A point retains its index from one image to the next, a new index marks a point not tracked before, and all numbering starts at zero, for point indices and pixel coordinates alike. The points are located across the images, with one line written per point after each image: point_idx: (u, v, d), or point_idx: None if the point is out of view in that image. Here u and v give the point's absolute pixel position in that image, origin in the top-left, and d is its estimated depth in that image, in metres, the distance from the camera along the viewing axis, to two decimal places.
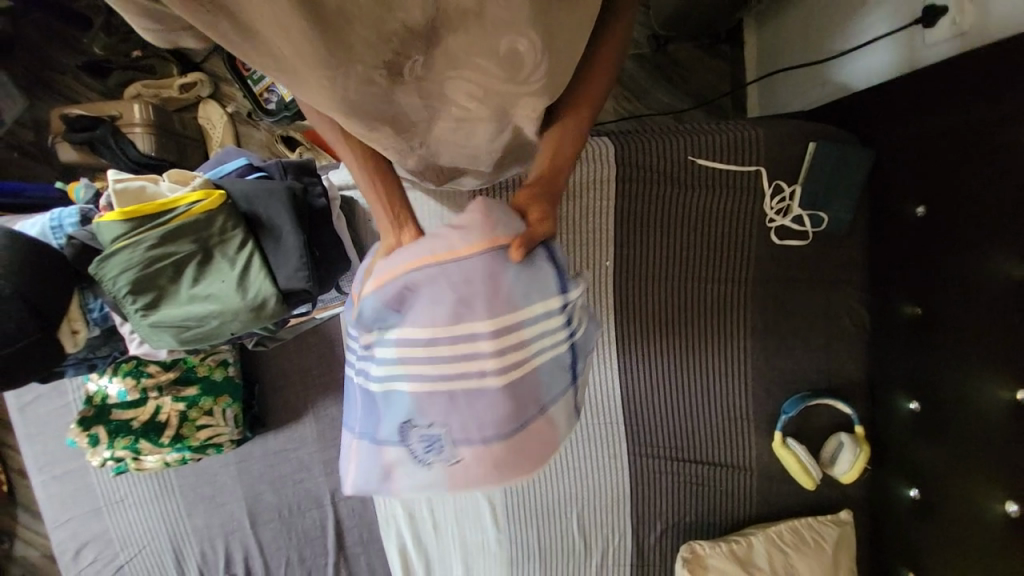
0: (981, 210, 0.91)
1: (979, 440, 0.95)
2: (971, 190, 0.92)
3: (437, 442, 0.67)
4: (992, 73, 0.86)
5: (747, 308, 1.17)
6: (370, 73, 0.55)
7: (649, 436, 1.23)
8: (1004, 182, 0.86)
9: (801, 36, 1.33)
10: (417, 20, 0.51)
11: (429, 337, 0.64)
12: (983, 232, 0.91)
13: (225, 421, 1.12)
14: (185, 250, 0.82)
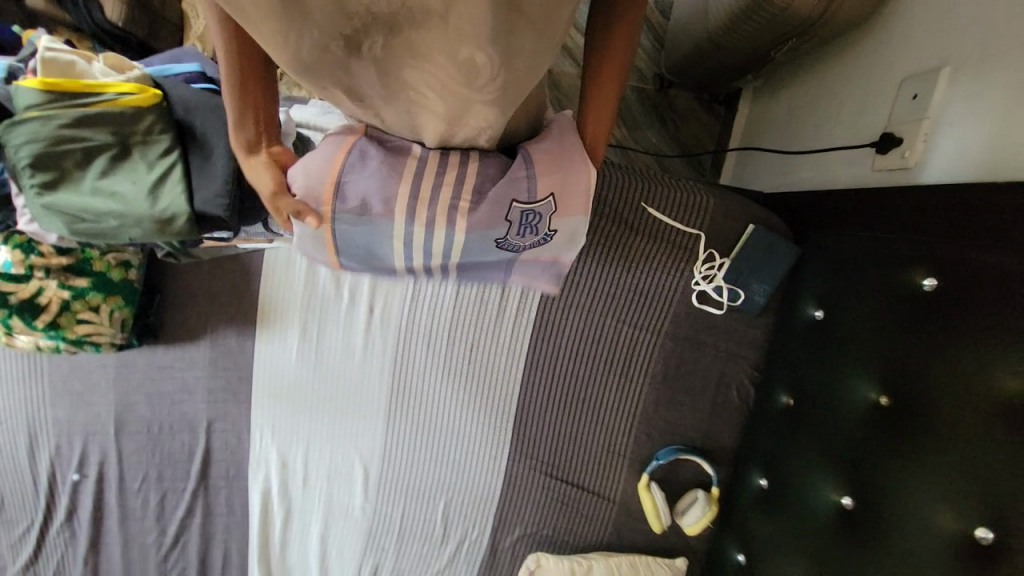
0: (867, 335, 1.00)
1: (806, 526, 1.07)
2: (865, 315, 1.00)
3: (528, 230, 0.80)
4: (917, 217, 0.92)
5: (652, 358, 1.24)
6: (325, 42, 0.50)
7: (532, 449, 1.28)
8: (893, 317, 0.95)
9: (782, 124, 1.39)
10: (379, 7, 0.47)
11: (383, 215, 0.77)
12: (862, 353, 1.00)
13: (110, 323, 1.07)
14: (101, 139, 0.78)
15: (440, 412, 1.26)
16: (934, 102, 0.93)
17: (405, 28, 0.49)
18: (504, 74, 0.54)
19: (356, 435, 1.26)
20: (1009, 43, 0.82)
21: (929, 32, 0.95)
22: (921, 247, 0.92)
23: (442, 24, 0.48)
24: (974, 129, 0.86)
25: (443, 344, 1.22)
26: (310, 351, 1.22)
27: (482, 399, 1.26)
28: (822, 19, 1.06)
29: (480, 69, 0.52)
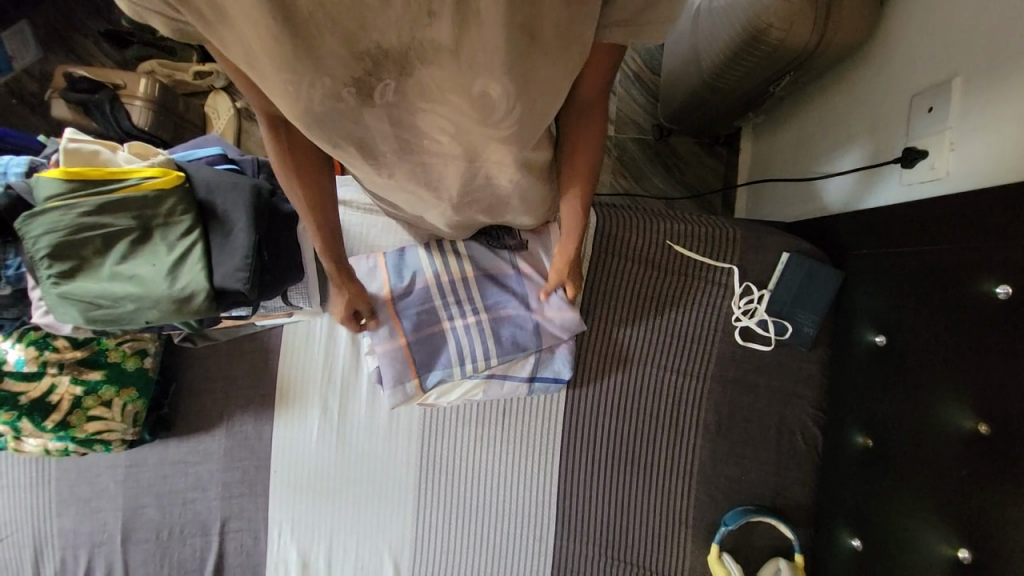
0: (943, 360, 0.90)
1: None
2: (935, 335, 0.92)
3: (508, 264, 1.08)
4: (958, 227, 0.88)
5: (702, 406, 1.13)
6: (338, 90, 0.48)
7: (580, 523, 1.15)
8: (966, 334, 0.87)
9: (790, 156, 1.39)
10: (391, 43, 0.44)
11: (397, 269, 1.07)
12: (935, 378, 0.91)
13: (121, 418, 1.01)
14: (121, 224, 0.77)
15: (477, 490, 1.14)
16: (953, 109, 0.90)
17: (417, 67, 0.47)
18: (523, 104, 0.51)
19: (388, 525, 1.13)
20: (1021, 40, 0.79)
21: (929, 46, 0.95)
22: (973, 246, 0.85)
23: (453, 59, 0.45)
24: (999, 135, 0.82)
25: (473, 409, 1.14)
26: (331, 432, 1.13)
27: (521, 469, 1.15)
28: (820, 45, 1.07)
29: (494, 104, 0.50)
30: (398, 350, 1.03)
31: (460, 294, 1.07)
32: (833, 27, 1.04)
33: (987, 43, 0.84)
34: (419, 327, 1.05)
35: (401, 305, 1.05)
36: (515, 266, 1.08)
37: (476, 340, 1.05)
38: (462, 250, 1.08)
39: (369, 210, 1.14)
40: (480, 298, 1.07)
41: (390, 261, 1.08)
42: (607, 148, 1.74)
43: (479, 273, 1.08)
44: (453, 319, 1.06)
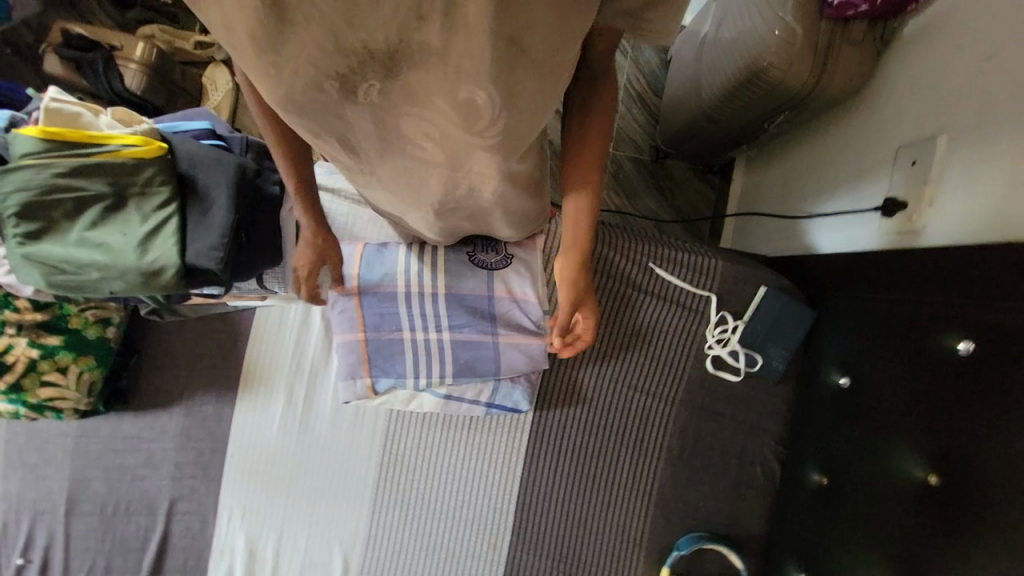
0: (901, 409, 0.92)
1: None
2: (894, 381, 0.95)
3: (481, 288, 1.06)
4: (926, 278, 0.91)
5: (668, 429, 1.14)
6: (319, 81, 0.46)
7: (536, 535, 1.15)
8: (929, 382, 0.89)
9: (779, 192, 1.41)
10: (378, 44, 0.42)
11: (370, 265, 1.05)
12: (894, 421, 0.93)
13: (76, 387, 0.98)
14: (96, 189, 0.75)
15: (437, 492, 1.13)
16: (933, 167, 0.92)
17: (403, 68, 0.45)
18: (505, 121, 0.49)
19: (341, 520, 1.12)
20: (1006, 108, 0.81)
21: (918, 104, 0.98)
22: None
23: (440, 63, 0.43)
24: (976, 195, 0.85)
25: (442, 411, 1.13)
26: (294, 422, 1.11)
27: (484, 475, 1.14)
28: (816, 89, 1.09)
29: (480, 111, 0.47)
30: (353, 343, 1.04)
31: (428, 309, 1.05)
32: (831, 71, 1.06)
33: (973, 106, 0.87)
34: (383, 330, 1.04)
35: (368, 303, 1.04)
36: (490, 289, 1.06)
37: (433, 358, 1.04)
38: (438, 263, 1.05)
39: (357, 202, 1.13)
40: (445, 317, 1.05)
41: (367, 254, 1.06)
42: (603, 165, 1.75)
43: (449, 291, 1.05)
44: (415, 330, 1.05)
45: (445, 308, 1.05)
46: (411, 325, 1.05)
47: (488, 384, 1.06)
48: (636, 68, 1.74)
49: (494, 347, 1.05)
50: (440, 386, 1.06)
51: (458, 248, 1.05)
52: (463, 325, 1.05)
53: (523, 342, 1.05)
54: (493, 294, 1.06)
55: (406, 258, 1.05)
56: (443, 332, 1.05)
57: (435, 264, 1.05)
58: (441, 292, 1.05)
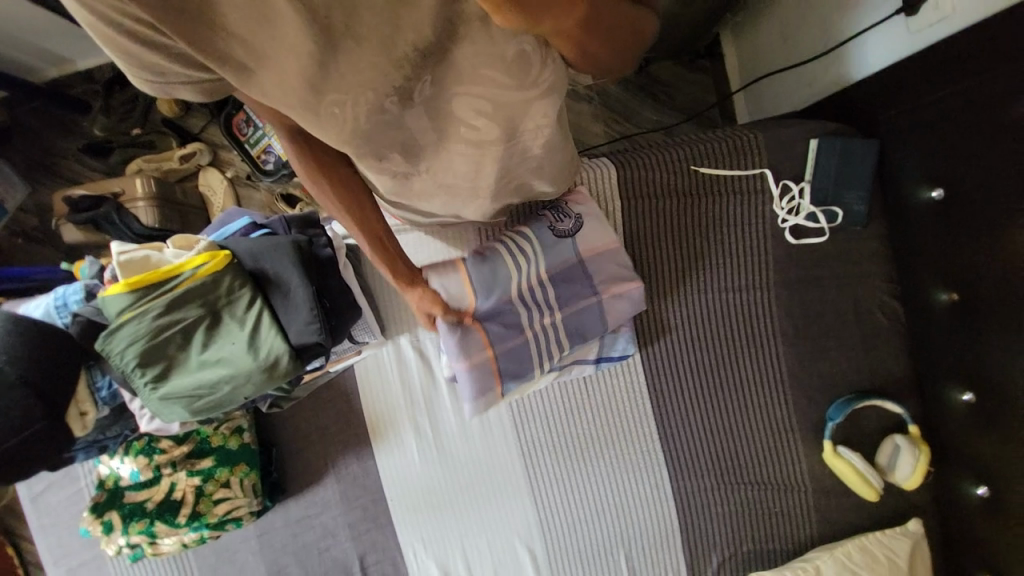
0: (992, 197, 0.87)
1: None
2: (981, 170, 0.88)
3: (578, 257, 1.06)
4: (968, 56, 0.85)
5: (774, 314, 1.13)
6: (381, 101, 0.53)
7: (690, 460, 1.17)
8: (1007, 158, 0.83)
9: (780, 43, 1.33)
10: (427, 37, 0.48)
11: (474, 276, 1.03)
12: (992, 211, 0.88)
13: (244, 492, 1.06)
14: (192, 314, 0.80)
15: (582, 462, 1.17)
16: None
17: (452, 46, 0.50)
18: (554, 56, 0.55)
19: (507, 519, 1.17)
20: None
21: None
22: (974, 76, 0.85)
23: (482, 26, 0.49)
24: None
25: (554, 388, 1.16)
26: (431, 450, 1.16)
27: (618, 427, 1.17)
28: None
29: (531, 57, 0.53)
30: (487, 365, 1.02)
31: (538, 296, 1.06)
32: None
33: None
34: (507, 331, 1.03)
35: (487, 314, 1.03)
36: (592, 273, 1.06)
37: (553, 343, 1.06)
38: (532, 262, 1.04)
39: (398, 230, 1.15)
40: (554, 298, 1.06)
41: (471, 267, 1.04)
42: (589, 98, 1.71)
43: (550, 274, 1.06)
44: (533, 324, 1.05)
45: (550, 287, 1.06)
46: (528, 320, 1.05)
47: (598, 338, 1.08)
48: None
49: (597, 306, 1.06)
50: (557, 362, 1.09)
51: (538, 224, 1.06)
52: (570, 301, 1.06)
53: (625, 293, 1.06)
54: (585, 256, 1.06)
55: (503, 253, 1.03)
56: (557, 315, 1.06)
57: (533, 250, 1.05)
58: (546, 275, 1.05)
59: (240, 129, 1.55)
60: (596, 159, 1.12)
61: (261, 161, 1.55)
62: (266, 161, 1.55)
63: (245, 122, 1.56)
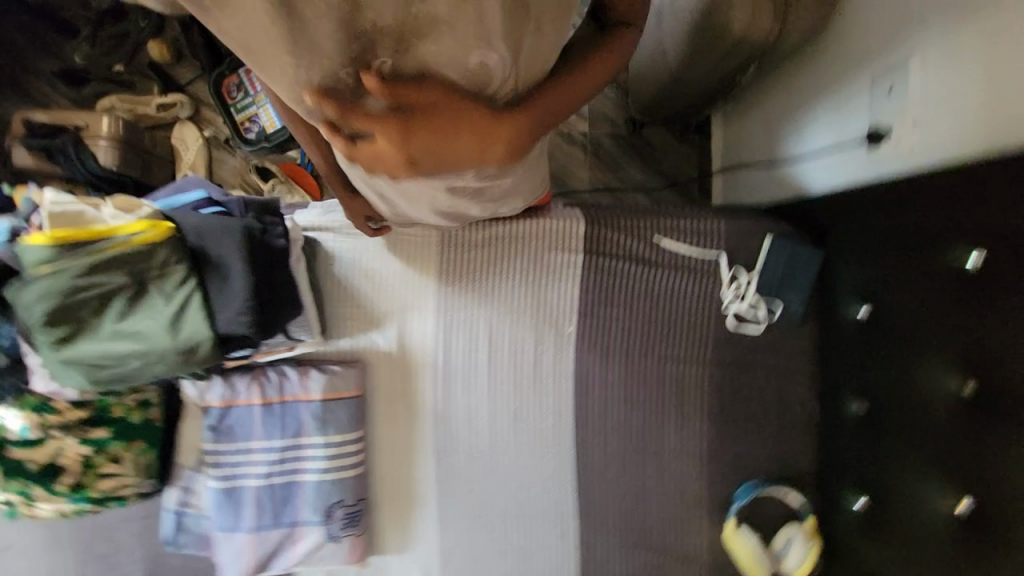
0: (915, 322, 0.94)
1: (919, 552, 0.93)
2: (901, 296, 0.97)
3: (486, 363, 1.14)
4: (899, 187, 0.96)
5: (704, 390, 1.17)
6: (336, 71, 0.54)
7: (600, 516, 1.19)
8: (927, 286, 0.92)
9: (761, 140, 1.44)
10: (387, 22, 0.50)
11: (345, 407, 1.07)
12: (902, 334, 0.97)
13: (134, 471, 1.01)
14: (116, 281, 0.76)
15: (499, 496, 1.17)
16: (910, 94, 0.96)
17: (413, 44, 0.53)
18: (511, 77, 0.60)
19: (414, 539, 1.16)
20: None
21: (895, 16, 0.97)
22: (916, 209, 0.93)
23: (449, 29, 0.52)
24: (947, 109, 0.88)
25: (484, 418, 1.15)
26: None
27: (537, 472, 1.17)
28: (780, 37, 1.16)
29: (492, 75, 0.59)
30: (229, 412, 1.04)
31: (442, 403, 1.15)
32: (795, 14, 1.12)
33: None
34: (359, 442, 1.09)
35: (349, 441, 1.07)
36: (336, 502, 1.06)
37: (445, 445, 1.15)
38: (343, 477, 1.06)
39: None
40: (448, 406, 1.15)
41: (345, 409, 1.07)
42: (582, 144, 1.77)
43: (464, 370, 1.15)
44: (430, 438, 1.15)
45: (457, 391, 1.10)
46: (426, 413, 1.15)
47: (507, 416, 1.15)
48: None
49: (493, 398, 1.15)
50: (454, 453, 1.15)
51: (462, 330, 1.14)
52: (470, 401, 1.15)
53: (528, 393, 1.16)
54: (497, 354, 1.15)
55: (384, 371, 1.14)
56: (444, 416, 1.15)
57: (434, 360, 1.14)
58: (456, 374, 1.15)
59: (230, 91, 1.52)
60: (569, 209, 1.15)
61: (244, 129, 1.52)
62: (248, 130, 1.53)
63: (236, 86, 1.52)
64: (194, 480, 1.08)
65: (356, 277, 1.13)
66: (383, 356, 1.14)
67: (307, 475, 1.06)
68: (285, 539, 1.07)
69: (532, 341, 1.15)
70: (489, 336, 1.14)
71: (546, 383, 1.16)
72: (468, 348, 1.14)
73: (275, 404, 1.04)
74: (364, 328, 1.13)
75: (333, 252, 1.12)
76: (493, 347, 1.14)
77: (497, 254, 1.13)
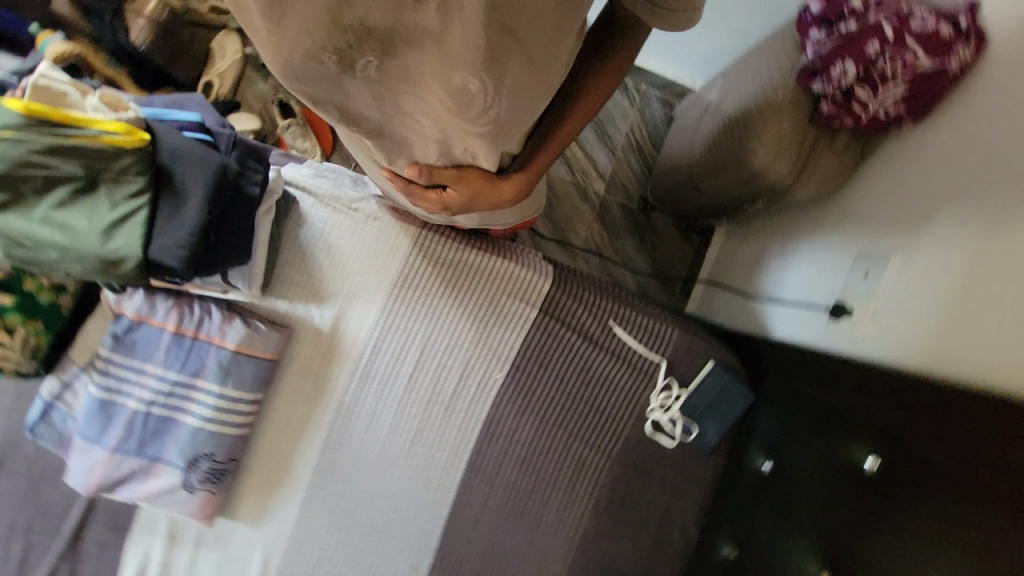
0: (800, 496, 1.02)
1: None
2: (797, 462, 1.05)
3: (405, 375, 1.14)
4: (833, 368, 1.03)
5: (598, 479, 1.19)
6: (317, 52, 0.56)
7: (456, 561, 1.18)
8: (820, 467, 1.01)
9: (746, 270, 1.50)
10: (376, 22, 0.53)
11: (254, 366, 1.05)
12: (787, 496, 1.05)
13: (22, 349, 0.97)
14: (70, 170, 0.75)
15: (367, 506, 1.15)
16: (881, 288, 1.01)
17: (401, 49, 0.56)
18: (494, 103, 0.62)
19: (269, 515, 1.14)
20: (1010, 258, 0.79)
21: (900, 214, 1.03)
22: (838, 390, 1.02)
23: (437, 45, 0.55)
24: (904, 316, 0.94)
25: (384, 427, 1.15)
26: None
27: (413, 497, 1.16)
28: (797, 181, 1.17)
29: (473, 99, 0.61)
30: (138, 328, 1.02)
31: (348, 397, 1.14)
32: (812, 167, 1.15)
33: (975, 245, 0.86)
34: (253, 404, 1.07)
35: (244, 400, 1.06)
36: (206, 454, 1.04)
37: (335, 437, 1.14)
38: (223, 433, 1.05)
39: (360, 203, 1.13)
40: (354, 401, 1.14)
41: (251, 368, 1.05)
42: (590, 203, 1.81)
43: (383, 374, 1.14)
44: (324, 425, 1.14)
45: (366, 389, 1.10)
46: (330, 400, 1.14)
47: (404, 433, 1.15)
48: (640, 116, 1.81)
49: (398, 410, 1.15)
50: (342, 448, 1.14)
51: (396, 336, 1.14)
52: (376, 404, 1.14)
53: (433, 418, 1.16)
54: (419, 370, 1.15)
55: (306, 345, 1.13)
56: (345, 410, 1.14)
57: (359, 354, 1.14)
58: (373, 375, 1.14)
59: None
60: (540, 264, 1.17)
61: None
62: None
63: None
64: (77, 378, 1.05)
65: (317, 246, 1.12)
66: (312, 330, 1.13)
67: (188, 418, 1.03)
68: (140, 470, 1.04)
69: (457, 372, 1.15)
70: (418, 351, 1.14)
71: (453, 416, 1.16)
72: (394, 355, 1.14)
73: (186, 337, 1.03)
74: (305, 298, 1.12)
75: (307, 214, 1.12)
76: (418, 362, 1.14)
77: (457, 278, 1.14)
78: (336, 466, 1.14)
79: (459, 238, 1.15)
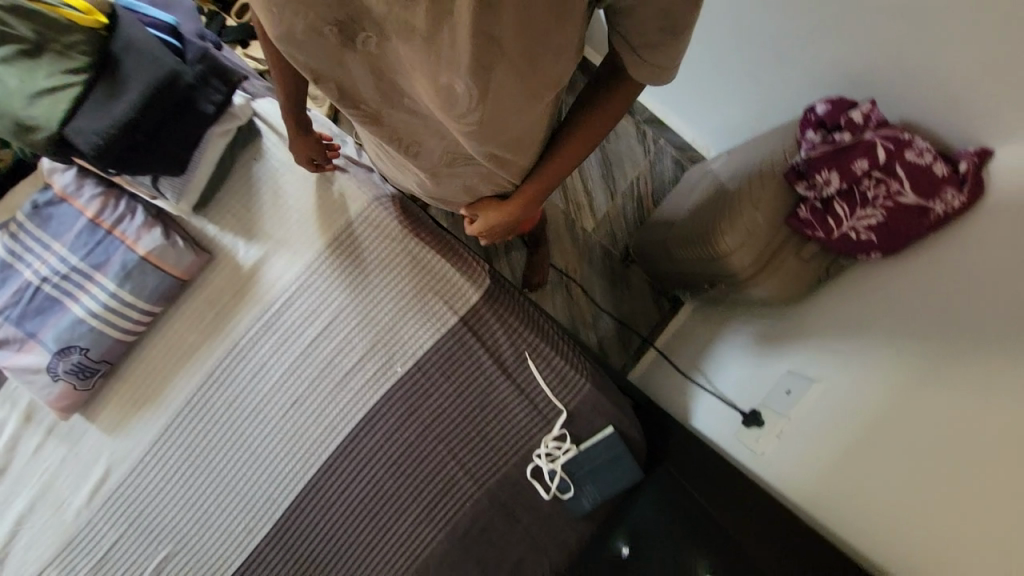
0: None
1: None
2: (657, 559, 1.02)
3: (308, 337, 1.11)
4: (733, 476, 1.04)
5: (461, 506, 1.13)
6: (319, 24, 0.55)
7: (291, 540, 1.12)
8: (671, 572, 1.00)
9: (693, 353, 1.46)
10: (372, 8, 0.51)
11: (158, 281, 1.04)
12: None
13: None
14: (22, 33, 0.82)
15: (226, 453, 1.12)
16: (793, 415, 1.01)
17: (392, 36, 0.54)
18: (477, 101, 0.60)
19: (128, 429, 1.12)
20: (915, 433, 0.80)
21: (842, 345, 0.99)
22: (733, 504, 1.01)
23: (424, 41, 0.52)
24: (803, 448, 0.97)
25: (270, 380, 1.12)
26: None
27: (274, 460, 1.12)
28: (753, 279, 1.11)
29: (458, 96, 0.58)
30: (58, 204, 1.03)
31: (245, 339, 1.11)
32: (772, 268, 1.10)
33: (885, 402, 0.87)
34: (146, 316, 1.06)
35: (138, 313, 1.04)
36: (79, 347, 1.02)
37: (219, 375, 1.11)
38: (101, 332, 1.03)
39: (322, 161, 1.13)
40: (249, 346, 1.11)
41: (153, 280, 1.04)
42: (573, 236, 1.78)
43: (285, 328, 1.11)
44: (214, 360, 1.11)
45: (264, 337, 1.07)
46: (227, 337, 1.11)
47: (287, 393, 1.12)
48: (649, 168, 1.78)
49: (289, 368, 1.12)
50: (220, 387, 1.11)
51: (311, 296, 1.11)
52: (269, 356, 1.11)
53: (321, 389, 1.12)
54: (323, 337, 1.12)
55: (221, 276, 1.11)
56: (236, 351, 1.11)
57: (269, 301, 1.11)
58: (276, 326, 1.11)
59: None
60: (478, 275, 1.14)
61: None
62: None
63: None
64: None
65: (264, 184, 1.11)
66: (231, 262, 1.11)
67: (75, 306, 1.02)
68: (14, 342, 1.02)
69: (359, 351, 1.12)
70: (328, 318, 1.11)
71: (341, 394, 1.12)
72: (303, 313, 1.11)
73: (100, 229, 1.03)
74: (236, 232, 1.11)
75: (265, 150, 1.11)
76: (324, 329, 1.12)
77: (390, 262, 1.12)
78: (209, 403, 1.11)
79: (406, 224, 1.13)
